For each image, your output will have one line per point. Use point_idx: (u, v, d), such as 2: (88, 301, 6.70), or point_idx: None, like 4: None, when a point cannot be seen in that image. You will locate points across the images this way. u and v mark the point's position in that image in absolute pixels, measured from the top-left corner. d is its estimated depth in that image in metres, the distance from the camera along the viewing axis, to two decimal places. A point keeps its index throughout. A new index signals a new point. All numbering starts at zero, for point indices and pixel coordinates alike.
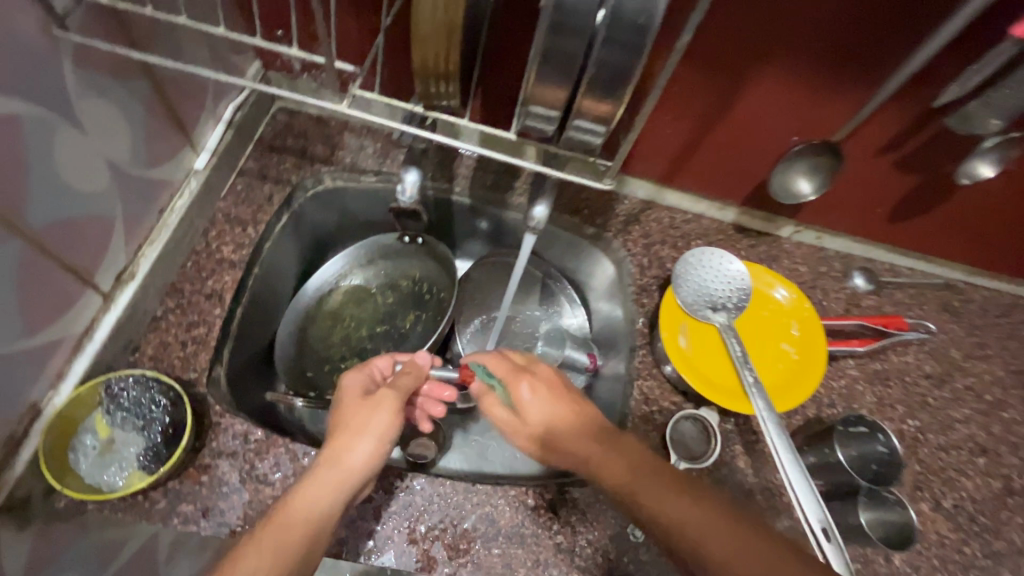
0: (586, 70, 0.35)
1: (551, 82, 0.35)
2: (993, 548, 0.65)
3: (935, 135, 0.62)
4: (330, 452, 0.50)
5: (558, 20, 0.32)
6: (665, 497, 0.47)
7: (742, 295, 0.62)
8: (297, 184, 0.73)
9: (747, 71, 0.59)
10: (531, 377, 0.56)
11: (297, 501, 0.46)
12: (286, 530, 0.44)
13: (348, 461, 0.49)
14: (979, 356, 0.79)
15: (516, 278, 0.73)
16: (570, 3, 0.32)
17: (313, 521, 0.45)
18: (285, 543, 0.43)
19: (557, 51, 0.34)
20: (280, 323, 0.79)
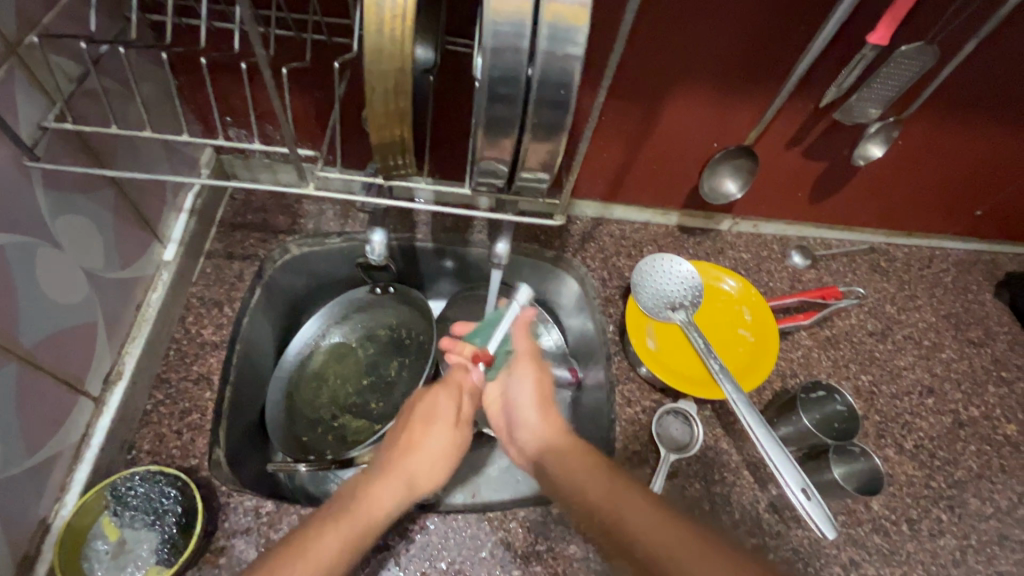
0: (524, 131, 0.38)
1: (496, 145, 0.39)
2: (956, 477, 0.72)
3: (830, 126, 0.71)
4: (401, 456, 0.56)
5: (494, 91, 0.36)
6: (664, 535, 0.48)
7: (695, 292, 0.67)
8: (265, 257, 0.76)
9: (661, 97, 0.67)
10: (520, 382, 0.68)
11: (373, 495, 0.52)
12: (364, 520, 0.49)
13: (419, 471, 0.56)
14: (911, 307, 0.88)
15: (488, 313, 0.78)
16: (499, 76, 0.35)
17: (383, 520, 0.51)
18: (355, 539, 0.48)
19: (495, 119, 0.37)
20: (267, 393, 0.80)
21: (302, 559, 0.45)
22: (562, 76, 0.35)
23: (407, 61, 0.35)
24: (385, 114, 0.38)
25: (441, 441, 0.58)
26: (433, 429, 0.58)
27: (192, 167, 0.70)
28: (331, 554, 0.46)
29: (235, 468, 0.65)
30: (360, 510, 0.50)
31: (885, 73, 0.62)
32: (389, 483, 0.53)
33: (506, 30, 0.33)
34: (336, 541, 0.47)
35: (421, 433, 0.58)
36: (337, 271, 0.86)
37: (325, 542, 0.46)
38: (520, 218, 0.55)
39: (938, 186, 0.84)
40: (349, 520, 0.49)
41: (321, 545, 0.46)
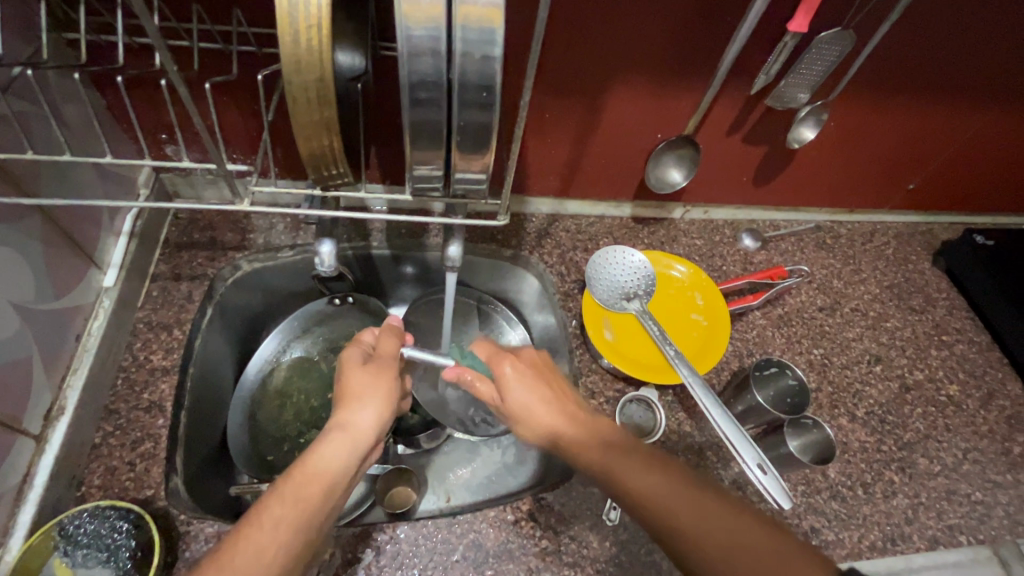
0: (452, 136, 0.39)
1: (427, 150, 0.39)
2: (905, 439, 0.76)
3: (765, 112, 0.73)
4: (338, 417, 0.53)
5: (416, 97, 0.36)
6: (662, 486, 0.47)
7: (648, 281, 0.68)
8: (214, 275, 0.74)
9: (602, 89, 0.68)
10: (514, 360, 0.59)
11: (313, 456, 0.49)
12: (307, 484, 0.47)
13: (358, 423, 0.53)
14: (857, 281, 0.92)
15: (448, 318, 0.78)
16: (419, 81, 0.35)
17: (324, 481, 0.48)
18: (302, 499, 0.46)
19: (421, 125, 0.37)
20: (228, 414, 0.79)
21: (246, 532, 0.43)
22: (483, 79, 0.35)
23: (327, 73, 0.35)
24: (313, 126, 0.38)
25: (370, 385, 0.56)
26: (361, 384, 0.56)
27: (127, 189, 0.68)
28: (276, 522, 0.44)
29: (195, 495, 0.63)
30: (302, 480, 0.48)
31: (809, 58, 0.65)
32: (328, 445, 0.50)
33: (422, 37, 0.34)
34: (280, 504, 0.45)
35: (347, 396, 0.55)
36: (293, 284, 0.85)
37: (275, 511, 0.45)
38: (466, 221, 0.55)
39: (873, 164, 0.87)
40: (294, 490, 0.47)
41: (263, 516, 0.44)
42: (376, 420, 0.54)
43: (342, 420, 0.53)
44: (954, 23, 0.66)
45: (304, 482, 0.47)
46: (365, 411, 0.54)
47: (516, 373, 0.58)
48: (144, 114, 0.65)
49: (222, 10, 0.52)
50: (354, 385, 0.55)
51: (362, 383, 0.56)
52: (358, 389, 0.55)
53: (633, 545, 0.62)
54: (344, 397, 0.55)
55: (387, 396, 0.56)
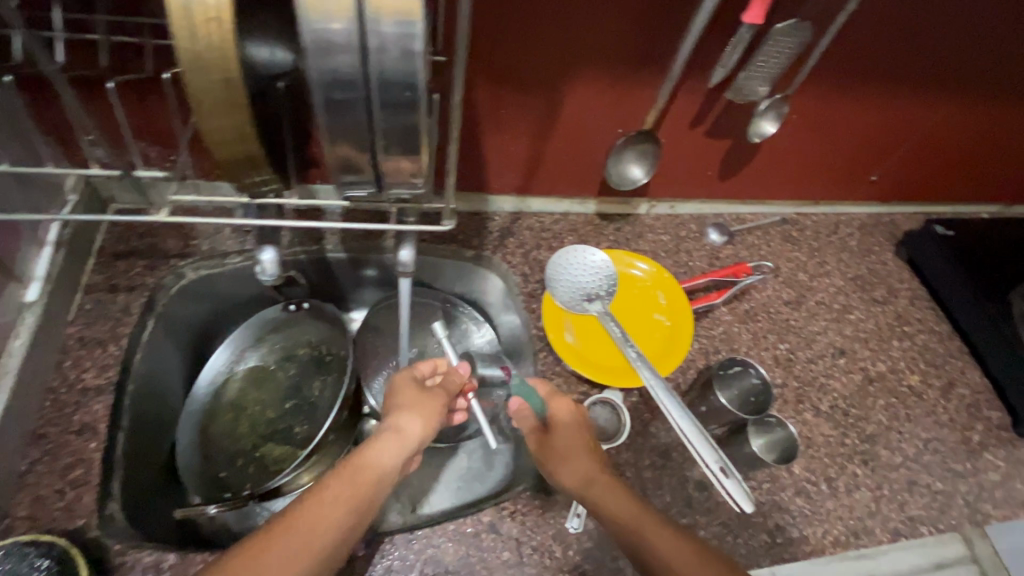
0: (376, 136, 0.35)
1: (348, 151, 0.36)
2: (868, 432, 0.76)
3: (726, 106, 0.72)
4: (395, 422, 0.59)
5: (331, 93, 0.33)
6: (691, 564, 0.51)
7: (610, 281, 0.66)
8: (155, 285, 0.69)
9: (558, 83, 0.66)
10: (566, 401, 0.64)
11: (370, 455, 0.55)
12: (360, 476, 0.53)
13: (407, 430, 0.59)
14: (822, 273, 0.92)
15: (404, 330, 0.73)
16: (336, 76, 0.32)
17: (376, 480, 0.54)
18: (353, 491, 0.52)
19: (338, 126, 0.34)
20: (178, 431, 0.75)
21: (303, 518, 0.48)
22: (406, 77, 0.33)
23: (234, 74, 0.33)
24: (224, 131, 0.35)
25: (423, 401, 0.62)
26: (412, 398, 0.62)
27: (50, 201, 0.64)
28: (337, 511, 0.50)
29: (136, 520, 0.60)
30: (358, 471, 0.53)
31: (766, 50, 0.63)
32: (380, 446, 0.56)
33: (334, 31, 0.31)
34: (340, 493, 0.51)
35: (401, 405, 0.61)
36: (245, 291, 0.80)
37: (328, 498, 0.50)
38: (410, 226, 0.52)
39: (835, 155, 0.87)
40: (347, 481, 0.52)
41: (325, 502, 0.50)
42: (423, 430, 0.60)
43: (394, 429, 0.58)
44: (908, 12, 0.65)
45: (357, 472, 0.53)
46: (415, 423, 0.60)
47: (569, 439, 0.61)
48: (68, 116, 0.61)
49: None
50: (409, 400, 0.62)
51: (416, 400, 0.62)
52: (412, 403, 0.61)
53: (597, 553, 0.60)
54: (396, 407, 0.61)
55: (435, 411, 0.62)
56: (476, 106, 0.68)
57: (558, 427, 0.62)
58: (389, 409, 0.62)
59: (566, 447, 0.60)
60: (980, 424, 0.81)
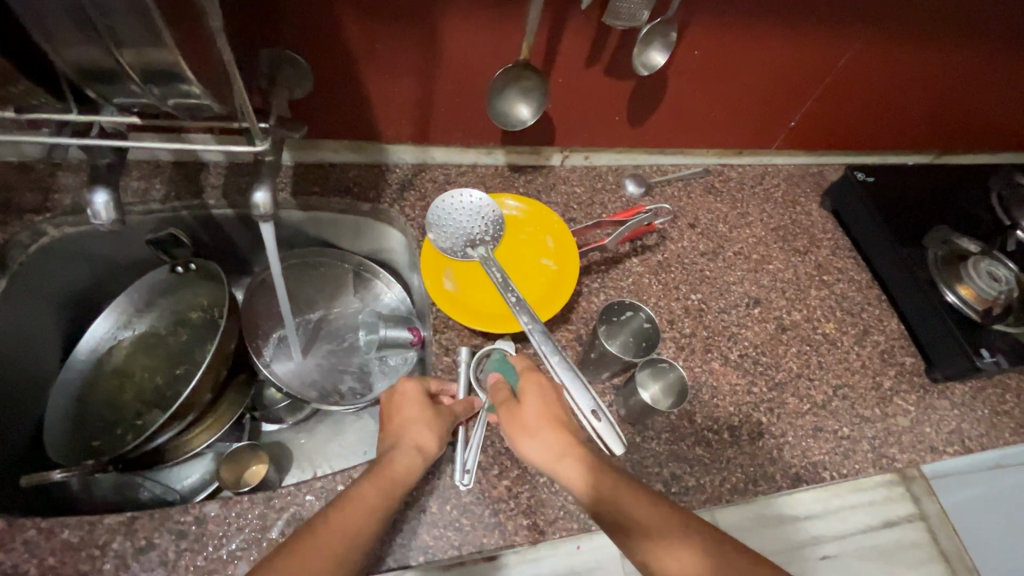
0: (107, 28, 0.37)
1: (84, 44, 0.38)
2: (776, 380, 0.74)
3: (614, 37, 0.68)
4: (412, 431, 0.53)
5: None
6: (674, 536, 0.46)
7: (496, 226, 0.63)
8: (5, 241, 0.64)
9: (427, 9, 0.61)
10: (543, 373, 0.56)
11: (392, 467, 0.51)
12: (385, 484, 0.49)
13: (418, 435, 0.53)
14: (742, 224, 0.90)
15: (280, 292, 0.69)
16: None
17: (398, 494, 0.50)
18: (380, 499, 0.48)
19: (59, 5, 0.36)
20: (52, 400, 0.72)
21: (318, 537, 0.45)
22: None
23: None
24: None
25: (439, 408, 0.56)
26: (419, 406, 0.55)
27: None
28: (355, 527, 0.46)
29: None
30: (383, 474, 0.50)
31: None
32: (401, 452, 0.52)
33: None
34: (364, 509, 0.47)
35: (415, 414, 0.55)
36: (124, 251, 0.75)
37: (355, 505, 0.47)
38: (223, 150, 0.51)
39: (748, 97, 0.84)
40: (373, 486, 0.49)
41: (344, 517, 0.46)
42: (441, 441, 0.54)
43: (412, 439, 0.53)
44: None
45: (375, 484, 0.49)
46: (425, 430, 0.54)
47: (541, 414, 0.53)
48: None
49: None
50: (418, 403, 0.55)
51: (426, 402, 0.56)
52: (420, 411, 0.55)
53: (475, 507, 0.58)
54: (403, 420, 0.54)
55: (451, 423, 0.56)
56: (345, 39, 0.63)
57: (528, 398, 0.54)
58: (399, 418, 0.55)
59: (538, 418, 0.52)
60: (893, 370, 0.79)
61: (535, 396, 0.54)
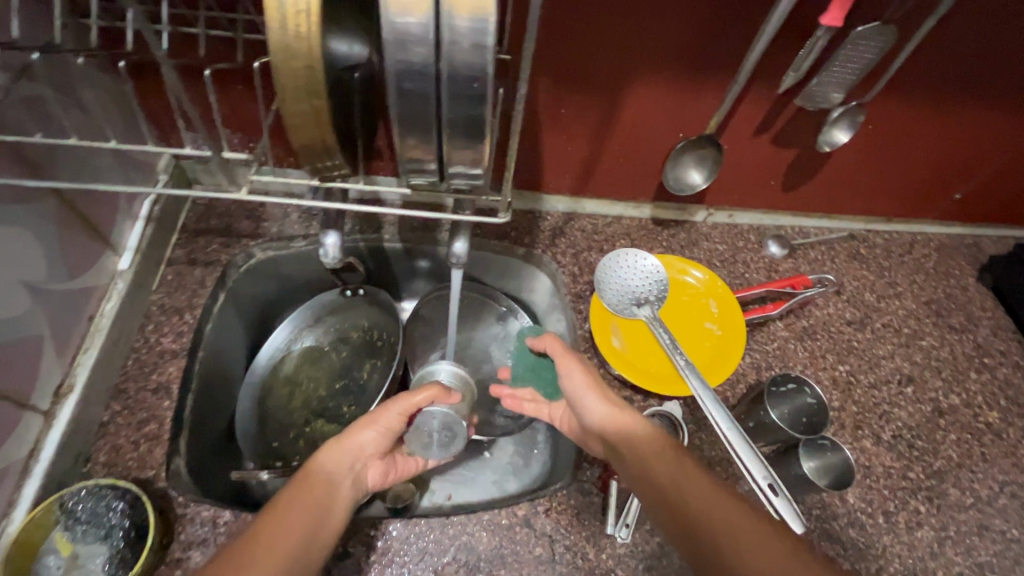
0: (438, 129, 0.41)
1: None
2: (935, 467, 0.71)
3: (795, 112, 0.70)
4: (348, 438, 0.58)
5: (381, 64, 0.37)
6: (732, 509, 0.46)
7: (660, 286, 0.67)
8: (228, 261, 0.74)
9: (620, 82, 0.65)
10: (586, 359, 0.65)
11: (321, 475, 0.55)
12: (307, 497, 0.52)
13: (359, 442, 0.58)
14: (892, 295, 0.85)
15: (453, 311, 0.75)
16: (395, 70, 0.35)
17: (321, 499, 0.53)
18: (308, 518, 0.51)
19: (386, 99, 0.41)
20: (238, 403, 0.78)
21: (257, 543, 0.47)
22: (474, 69, 0.34)
23: (316, 59, 0.34)
24: (305, 114, 0.37)
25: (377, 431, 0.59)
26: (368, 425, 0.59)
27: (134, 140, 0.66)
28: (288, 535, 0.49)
29: (198, 476, 0.64)
30: (306, 490, 0.53)
31: (844, 55, 0.61)
32: (329, 458, 0.57)
33: (411, 25, 0.33)
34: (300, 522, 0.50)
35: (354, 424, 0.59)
36: (307, 274, 0.83)
37: (286, 524, 0.49)
38: (470, 217, 0.54)
39: (915, 170, 0.82)
40: (301, 495, 0.52)
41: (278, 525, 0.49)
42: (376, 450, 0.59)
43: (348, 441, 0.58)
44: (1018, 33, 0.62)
45: (299, 496, 0.52)
46: (369, 434, 0.59)
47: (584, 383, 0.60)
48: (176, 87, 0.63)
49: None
50: (381, 414, 0.59)
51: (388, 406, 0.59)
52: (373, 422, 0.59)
53: (630, 559, 0.59)
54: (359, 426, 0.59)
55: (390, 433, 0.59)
56: (536, 103, 0.68)
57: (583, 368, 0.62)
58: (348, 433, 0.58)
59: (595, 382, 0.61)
60: None
61: (577, 366, 0.62)
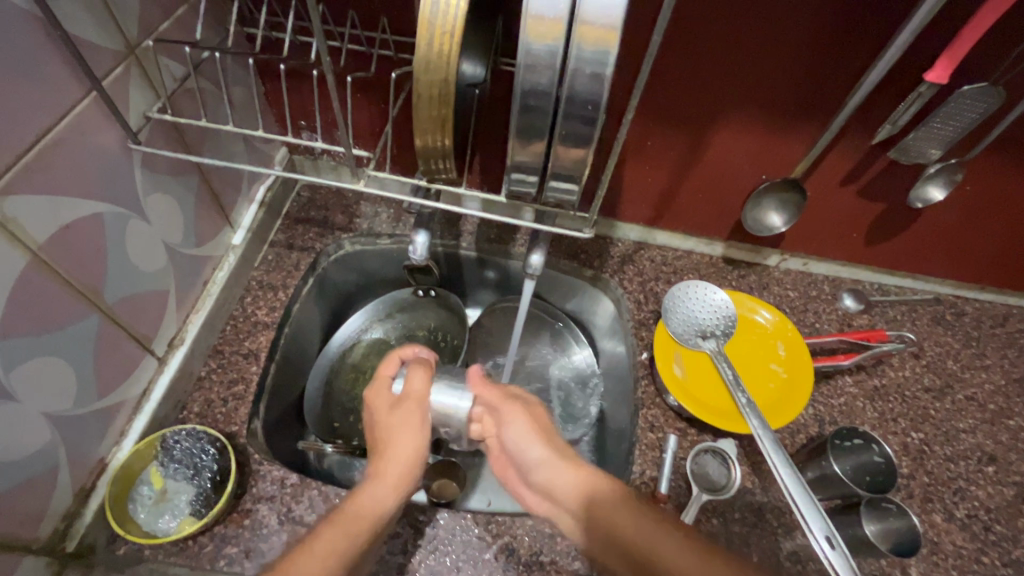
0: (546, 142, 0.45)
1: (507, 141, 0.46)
2: (1013, 556, 0.65)
3: (887, 166, 0.69)
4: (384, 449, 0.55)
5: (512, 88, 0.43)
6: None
7: (728, 322, 0.71)
8: (320, 250, 0.80)
9: (710, 120, 0.67)
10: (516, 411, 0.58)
11: (359, 496, 0.51)
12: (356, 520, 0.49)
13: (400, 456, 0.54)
14: (978, 366, 0.80)
15: (519, 321, 0.78)
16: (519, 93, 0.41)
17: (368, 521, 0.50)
18: (347, 545, 0.47)
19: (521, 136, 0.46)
20: (307, 380, 0.81)
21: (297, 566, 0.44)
22: (590, 95, 0.39)
23: (452, 74, 0.40)
24: (434, 119, 0.43)
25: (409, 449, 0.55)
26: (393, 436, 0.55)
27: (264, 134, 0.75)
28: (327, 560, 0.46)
29: (270, 440, 0.69)
30: (346, 516, 0.49)
31: (945, 112, 0.61)
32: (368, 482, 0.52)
33: (540, 51, 0.38)
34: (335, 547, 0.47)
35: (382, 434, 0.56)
36: (386, 270, 0.88)
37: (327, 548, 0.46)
38: (553, 229, 0.57)
39: (1015, 240, 0.78)
40: (336, 528, 0.48)
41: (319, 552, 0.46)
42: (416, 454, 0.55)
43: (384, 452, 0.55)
44: None
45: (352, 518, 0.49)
46: (410, 441, 0.55)
47: (523, 432, 0.57)
48: (304, 94, 0.71)
49: (372, 18, 0.60)
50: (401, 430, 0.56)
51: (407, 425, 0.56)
52: (399, 440, 0.55)
53: None
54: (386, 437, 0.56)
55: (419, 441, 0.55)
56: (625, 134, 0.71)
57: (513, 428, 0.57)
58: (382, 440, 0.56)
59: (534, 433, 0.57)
60: None
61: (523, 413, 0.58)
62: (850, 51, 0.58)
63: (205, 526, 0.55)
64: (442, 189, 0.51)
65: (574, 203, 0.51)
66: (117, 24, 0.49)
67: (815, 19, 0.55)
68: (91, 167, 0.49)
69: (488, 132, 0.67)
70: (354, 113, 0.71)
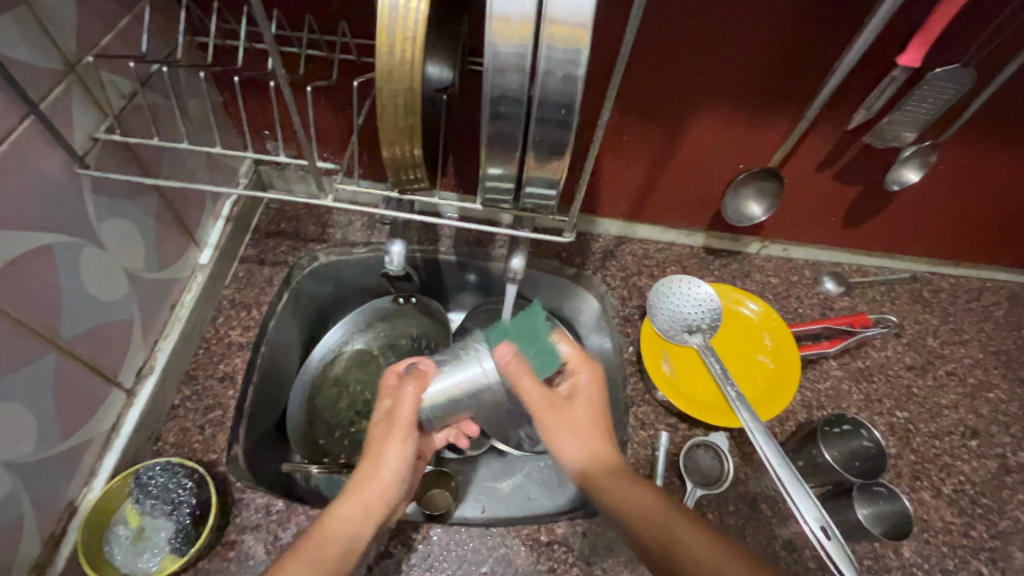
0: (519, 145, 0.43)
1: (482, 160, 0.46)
2: (1000, 528, 0.67)
3: (862, 149, 0.69)
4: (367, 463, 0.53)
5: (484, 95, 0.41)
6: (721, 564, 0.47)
7: (714, 314, 0.71)
8: (294, 264, 0.77)
9: (683, 113, 0.67)
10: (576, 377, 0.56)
11: (329, 522, 0.50)
12: (322, 550, 0.48)
13: (379, 476, 0.52)
14: (956, 341, 0.82)
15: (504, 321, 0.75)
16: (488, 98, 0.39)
17: (337, 549, 0.48)
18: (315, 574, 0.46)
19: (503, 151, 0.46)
20: (289, 398, 0.78)
21: None
22: (562, 97, 0.37)
23: (416, 82, 0.38)
24: (401, 131, 0.41)
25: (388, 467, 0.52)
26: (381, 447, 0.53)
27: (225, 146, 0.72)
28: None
29: (252, 465, 0.67)
30: (314, 545, 0.48)
31: (919, 95, 0.61)
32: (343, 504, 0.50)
33: (508, 54, 0.36)
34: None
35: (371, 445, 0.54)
36: (363, 279, 0.85)
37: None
38: (533, 233, 0.56)
39: (988, 215, 0.79)
40: (303, 560, 0.47)
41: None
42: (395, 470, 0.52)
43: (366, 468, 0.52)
44: None
45: (319, 546, 0.48)
46: (393, 457, 0.52)
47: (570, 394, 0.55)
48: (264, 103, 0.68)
49: (331, 21, 0.57)
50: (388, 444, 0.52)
51: (392, 440, 0.53)
52: (387, 448, 0.53)
53: None
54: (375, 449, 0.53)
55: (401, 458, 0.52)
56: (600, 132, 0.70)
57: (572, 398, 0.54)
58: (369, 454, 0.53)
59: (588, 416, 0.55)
60: None
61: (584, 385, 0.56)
62: (819, 38, 0.57)
63: (188, 563, 0.53)
64: (412, 201, 0.49)
65: (553, 206, 0.50)
66: (53, 41, 0.46)
67: (784, 6, 0.55)
68: (34, 195, 0.46)
69: (460, 134, 0.65)
70: (319, 121, 0.68)
